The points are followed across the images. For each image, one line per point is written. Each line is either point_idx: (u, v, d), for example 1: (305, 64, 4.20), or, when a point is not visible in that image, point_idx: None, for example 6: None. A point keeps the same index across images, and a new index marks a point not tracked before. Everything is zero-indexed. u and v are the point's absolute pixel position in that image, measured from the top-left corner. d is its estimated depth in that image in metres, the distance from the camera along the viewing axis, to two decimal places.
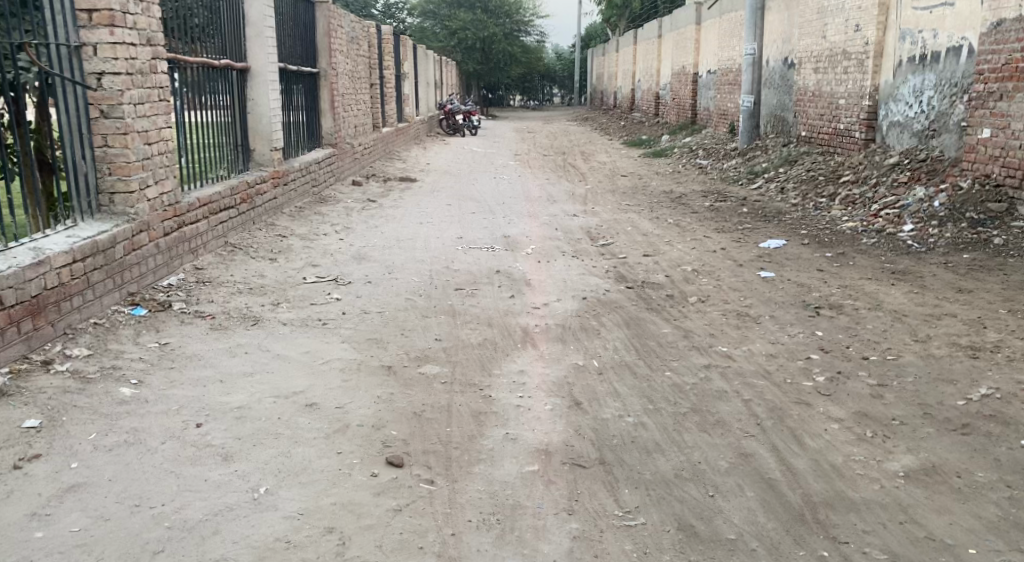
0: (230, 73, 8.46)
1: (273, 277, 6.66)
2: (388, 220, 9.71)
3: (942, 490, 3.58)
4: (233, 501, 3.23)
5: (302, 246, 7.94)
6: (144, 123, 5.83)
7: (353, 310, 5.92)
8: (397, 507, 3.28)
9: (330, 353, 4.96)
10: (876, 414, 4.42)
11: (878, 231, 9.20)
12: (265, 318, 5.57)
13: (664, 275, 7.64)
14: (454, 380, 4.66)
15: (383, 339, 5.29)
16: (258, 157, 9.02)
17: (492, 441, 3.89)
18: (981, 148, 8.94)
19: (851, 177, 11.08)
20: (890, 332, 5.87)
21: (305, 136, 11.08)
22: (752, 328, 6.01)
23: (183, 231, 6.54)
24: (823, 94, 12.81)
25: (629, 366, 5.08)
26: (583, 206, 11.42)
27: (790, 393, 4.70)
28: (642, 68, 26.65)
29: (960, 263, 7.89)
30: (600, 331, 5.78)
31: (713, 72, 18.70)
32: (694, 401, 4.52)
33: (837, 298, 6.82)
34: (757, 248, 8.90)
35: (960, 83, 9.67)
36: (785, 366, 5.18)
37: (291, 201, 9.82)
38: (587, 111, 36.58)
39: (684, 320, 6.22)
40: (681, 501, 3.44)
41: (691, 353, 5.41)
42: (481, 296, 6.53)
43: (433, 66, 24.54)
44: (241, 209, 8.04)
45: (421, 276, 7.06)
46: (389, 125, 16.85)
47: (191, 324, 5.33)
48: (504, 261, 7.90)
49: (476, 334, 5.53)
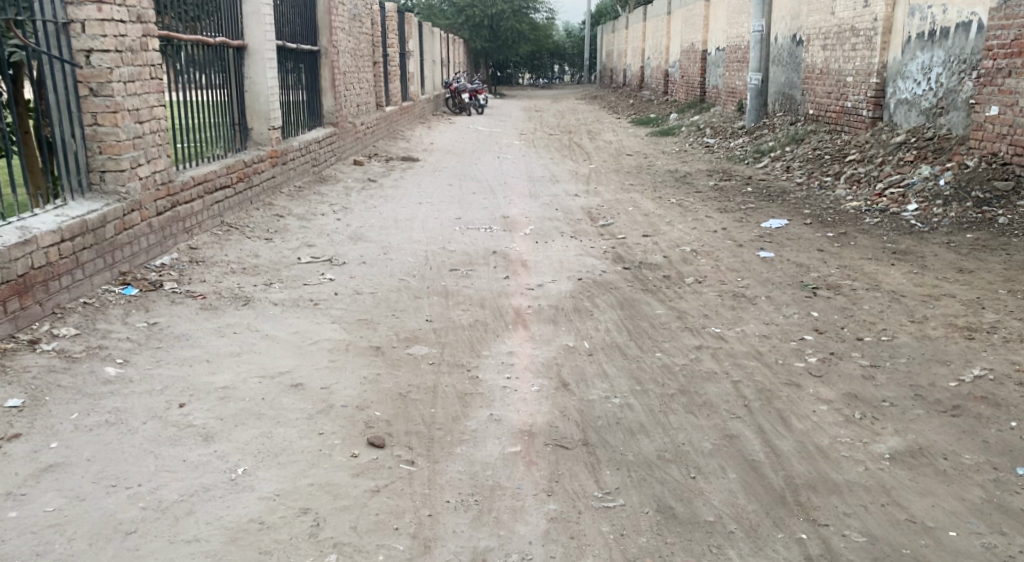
0: (226, 50, 8.40)
1: (267, 258, 6.65)
2: (388, 200, 9.69)
3: (927, 472, 3.55)
4: (210, 481, 3.23)
5: (299, 226, 7.93)
6: (135, 102, 5.80)
7: (346, 290, 5.91)
8: (375, 488, 3.27)
9: (319, 333, 4.96)
10: (866, 396, 4.38)
11: (882, 211, 9.12)
12: (256, 298, 5.56)
13: (662, 256, 7.60)
14: (442, 360, 4.65)
15: (374, 320, 5.28)
16: (256, 136, 9.00)
17: (475, 422, 3.88)
18: (989, 126, 8.83)
19: (857, 155, 10.99)
20: (886, 313, 5.83)
21: (306, 115, 11.04)
22: (747, 309, 5.97)
23: (176, 210, 6.53)
24: (830, 71, 12.69)
25: (619, 347, 5.06)
26: (585, 185, 11.37)
27: (781, 375, 4.67)
28: (652, 44, 26.42)
29: (963, 243, 7.81)
30: (592, 312, 5.76)
31: (722, 49, 18.49)
32: (682, 382, 4.50)
33: (836, 278, 6.77)
34: (759, 228, 8.84)
35: (969, 59, 9.54)
36: (777, 347, 5.15)
37: (290, 180, 9.80)
38: (596, 90, 36.37)
39: (679, 300, 6.18)
40: (661, 482, 3.43)
41: (683, 334, 5.38)
42: (476, 277, 6.52)
43: (439, 44, 24.28)
44: (238, 188, 8.01)
45: (418, 257, 7.05)
46: (394, 105, 16.80)
47: (182, 303, 5.33)
48: (501, 241, 7.87)
49: (468, 315, 5.52)
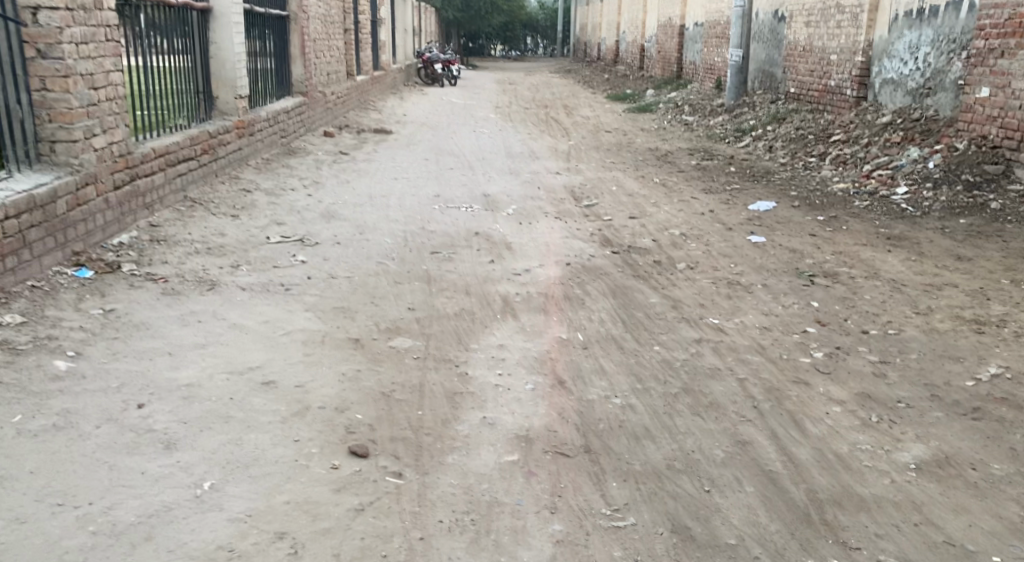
0: (189, 12, 7.89)
1: (234, 236, 6.24)
2: (362, 175, 9.28)
3: (958, 485, 3.30)
4: (172, 499, 2.86)
5: (268, 202, 7.50)
6: (88, 65, 5.39)
7: (320, 274, 5.54)
8: (359, 505, 2.93)
9: (292, 323, 4.59)
10: (880, 396, 4.11)
11: (870, 194, 8.87)
12: (222, 282, 5.17)
13: (651, 239, 7.30)
14: (427, 355, 4.32)
15: (351, 308, 4.93)
16: (221, 105, 8.54)
17: (467, 426, 3.55)
18: (979, 107, 8.61)
19: (841, 135, 10.73)
20: (889, 303, 5.56)
21: (273, 84, 10.55)
22: (744, 298, 5.68)
23: (136, 184, 6.10)
24: (814, 49, 12.41)
25: (615, 341, 4.76)
26: (565, 163, 11.03)
27: (787, 371, 4.39)
28: (627, 18, 26.01)
29: (957, 229, 7.57)
30: (583, 301, 5.46)
31: (700, 25, 18.15)
32: (685, 379, 4.20)
33: (832, 265, 6.50)
34: (746, 210, 8.57)
35: (958, 39, 9.29)
36: (780, 340, 4.87)
37: (258, 152, 9.34)
38: (569, 64, 35.89)
39: (672, 288, 5.89)
40: (674, 497, 3.14)
41: (680, 325, 5.08)
42: (458, 261, 6.19)
43: (411, 13, 23.68)
44: (202, 160, 7.56)
45: (395, 238, 6.67)
46: (365, 75, 16.29)
47: (141, 287, 4.92)
48: (482, 222, 7.52)
49: (453, 304, 5.21)
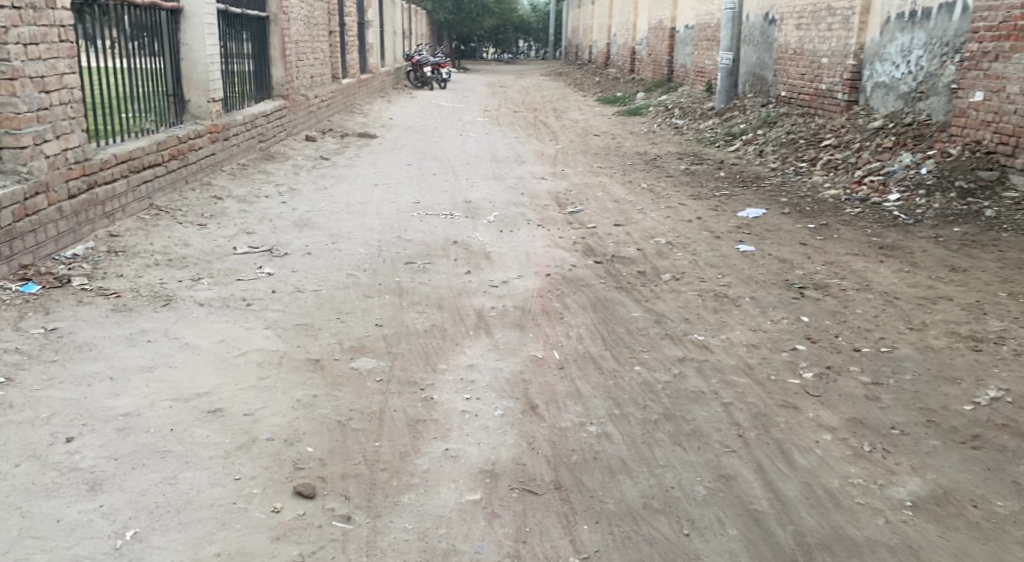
0: (157, 13, 7.59)
1: (198, 247, 5.96)
2: (340, 181, 9.00)
3: (958, 526, 3.04)
4: (86, 553, 2.65)
5: (239, 209, 7.22)
6: (38, 68, 5.18)
7: (285, 287, 5.26)
8: (299, 557, 2.72)
9: (249, 342, 4.31)
10: (872, 421, 3.83)
11: (862, 200, 8.64)
12: (179, 296, 4.88)
13: (636, 248, 7.03)
14: (391, 378, 4.04)
15: (314, 325, 4.65)
16: (193, 109, 8.24)
17: (427, 459, 3.29)
18: (973, 112, 8.37)
19: (833, 139, 10.50)
20: (882, 318, 5.30)
21: (252, 86, 10.26)
22: (731, 313, 5.42)
23: (94, 192, 5.81)
24: (804, 51, 12.18)
25: (594, 360, 4.49)
26: (551, 167, 10.77)
27: (776, 394, 4.11)
28: (619, 21, 25.78)
29: (951, 237, 7.33)
30: (562, 316, 5.19)
31: (691, 27, 17.93)
32: (666, 404, 3.92)
33: (822, 277, 6.24)
34: (736, 217, 8.32)
35: (952, 42, 9.06)
36: (768, 359, 4.60)
37: (233, 157, 9.05)
38: (560, 67, 35.65)
39: (656, 302, 5.62)
40: (649, 543, 2.90)
41: (663, 342, 4.81)
42: (434, 272, 5.92)
43: (401, 14, 23.45)
44: (170, 166, 7.27)
45: (369, 247, 6.40)
46: (352, 77, 16.01)
47: (90, 303, 4.64)
48: (462, 230, 7.25)
49: (424, 319, 4.94)
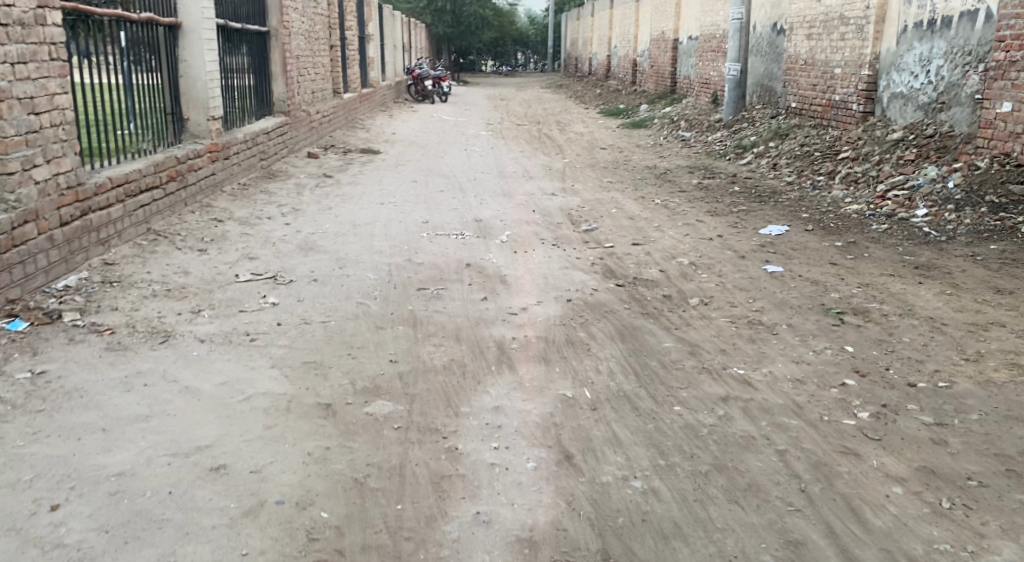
0: (155, 29, 7.26)
1: (198, 274, 5.60)
2: (344, 200, 8.64)
3: None
4: None
5: (240, 232, 6.87)
6: (28, 88, 4.85)
7: (290, 319, 4.89)
8: None
9: (254, 384, 3.94)
10: (945, 470, 3.47)
11: (888, 216, 8.27)
12: (178, 332, 4.51)
13: (658, 270, 6.67)
14: (410, 424, 3.66)
15: (323, 363, 4.27)
16: (192, 127, 7.90)
17: (457, 525, 2.98)
18: (1001, 123, 8.02)
19: (850, 152, 10.15)
20: (933, 347, 4.93)
21: (252, 103, 9.92)
22: (769, 342, 5.04)
23: (88, 218, 5.46)
24: (816, 62, 11.84)
25: (629, 400, 4.12)
26: (561, 183, 10.41)
27: (833, 438, 3.75)
28: (619, 33, 25.55)
29: (988, 256, 6.96)
30: (589, 347, 4.82)
31: (695, 38, 17.63)
32: (715, 452, 3.56)
33: (860, 300, 5.87)
34: (758, 235, 7.97)
35: (974, 51, 8.73)
36: (817, 397, 4.23)
37: (234, 176, 8.70)
38: (559, 79, 35.38)
39: (687, 330, 5.25)
40: None
41: (702, 378, 4.44)
42: (448, 299, 5.56)
43: (401, 27, 23.22)
44: (169, 188, 6.92)
45: (379, 273, 6.04)
46: (353, 91, 15.69)
47: (82, 341, 4.28)
48: (474, 251, 6.88)
49: (441, 354, 4.57)
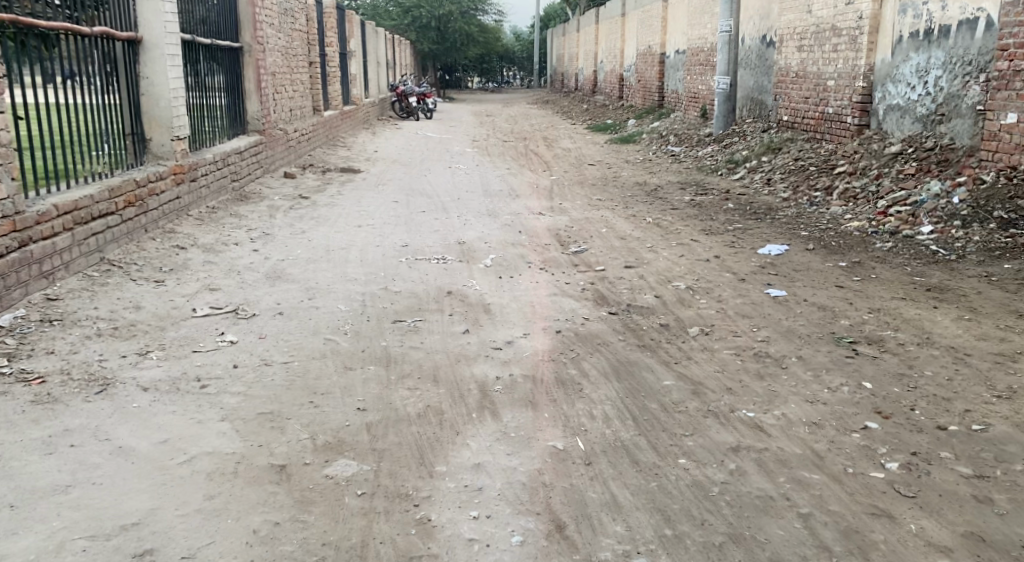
0: (113, 44, 6.74)
1: (151, 309, 5.10)
2: (319, 223, 8.14)
3: None
4: None
5: (203, 260, 6.38)
6: None
7: (249, 360, 4.40)
8: None
9: (199, 441, 3.44)
10: (993, 538, 3.05)
11: (891, 233, 7.81)
12: (118, 379, 4.01)
13: (653, 295, 6.20)
14: (377, 489, 3.19)
15: (280, 414, 3.76)
16: (155, 148, 7.41)
17: None
18: (1006, 135, 7.61)
19: (847, 166, 9.71)
20: (959, 381, 4.48)
21: (223, 120, 9.41)
22: (779, 378, 4.57)
23: (27, 249, 4.97)
24: (808, 74, 11.44)
25: (628, 450, 3.64)
26: (548, 201, 9.95)
27: (861, 496, 3.30)
28: (605, 47, 25.18)
29: (1003, 276, 6.52)
30: (581, 388, 4.34)
31: (682, 51, 17.24)
32: (729, 519, 3.12)
33: (873, 327, 5.41)
34: (757, 255, 7.51)
35: (975, 61, 8.33)
36: (838, 442, 3.76)
37: (201, 199, 8.19)
38: (546, 95, 35.02)
39: (688, 365, 4.77)
40: None
41: (709, 422, 3.97)
42: (426, 332, 5.07)
43: (385, 44, 22.81)
44: (126, 214, 6.41)
45: (351, 304, 5.54)
46: (333, 109, 15.21)
47: (6, 393, 3.78)
48: (455, 277, 6.40)
49: (416, 399, 4.07)
